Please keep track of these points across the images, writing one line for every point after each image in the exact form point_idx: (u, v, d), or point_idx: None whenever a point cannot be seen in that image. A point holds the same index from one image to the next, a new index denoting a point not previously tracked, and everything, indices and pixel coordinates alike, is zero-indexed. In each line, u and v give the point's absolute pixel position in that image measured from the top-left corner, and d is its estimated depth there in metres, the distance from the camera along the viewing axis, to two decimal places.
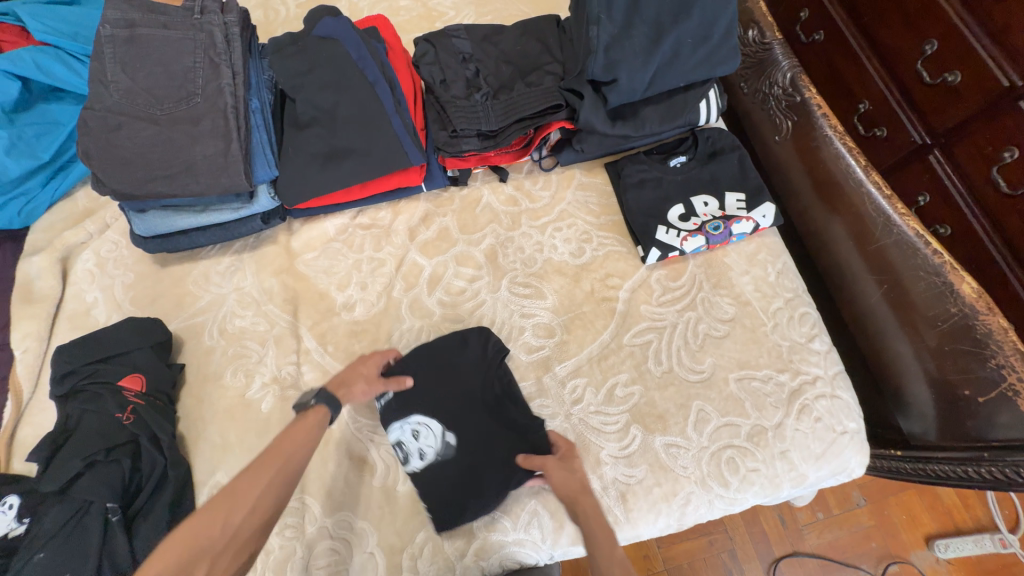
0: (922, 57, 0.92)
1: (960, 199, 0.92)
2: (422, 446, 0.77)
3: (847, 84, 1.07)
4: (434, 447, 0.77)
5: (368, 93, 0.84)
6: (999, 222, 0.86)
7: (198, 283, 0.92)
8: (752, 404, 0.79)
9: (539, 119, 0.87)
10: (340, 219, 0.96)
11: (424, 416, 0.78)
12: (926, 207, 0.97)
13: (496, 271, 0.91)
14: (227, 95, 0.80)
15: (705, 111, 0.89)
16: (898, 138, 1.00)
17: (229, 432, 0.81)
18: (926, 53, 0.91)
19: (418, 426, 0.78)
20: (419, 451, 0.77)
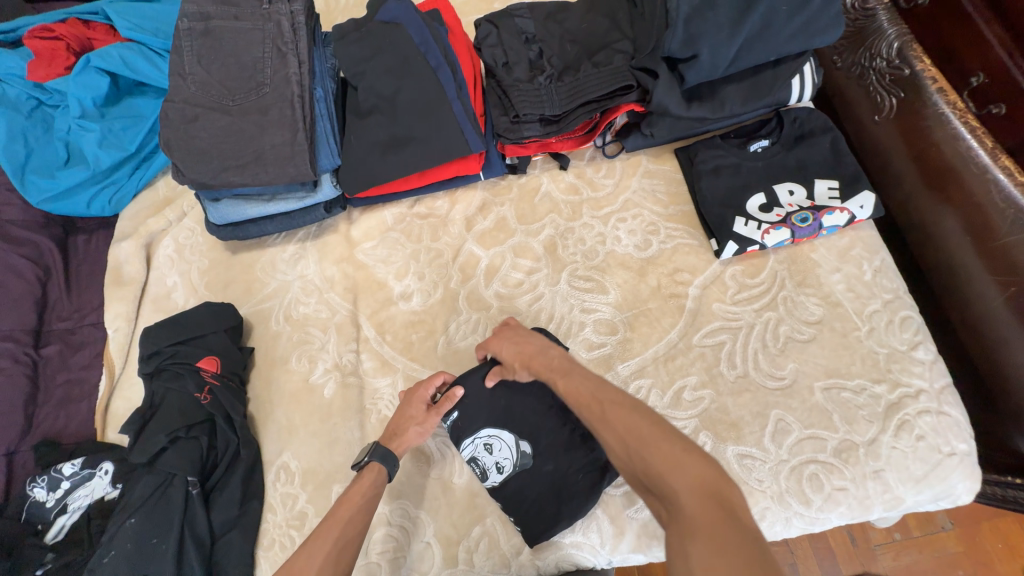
0: None
1: None
2: (498, 459, 0.75)
3: (957, 53, 0.78)
4: (511, 459, 0.75)
5: (429, 78, 0.82)
6: None
7: (265, 270, 0.95)
8: (841, 416, 0.71)
9: (607, 102, 0.81)
10: (398, 208, 0.96)
11: (492, 431, 0.76)
12: None
13: (555, 264, 0.87)
14: (294, 85, 0.81)
15: (798, 87, 0.80)
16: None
17: (294, 415, 0.84)
18: None
19: (488, 442, 0.76)
20: (496, 466, 0.75)
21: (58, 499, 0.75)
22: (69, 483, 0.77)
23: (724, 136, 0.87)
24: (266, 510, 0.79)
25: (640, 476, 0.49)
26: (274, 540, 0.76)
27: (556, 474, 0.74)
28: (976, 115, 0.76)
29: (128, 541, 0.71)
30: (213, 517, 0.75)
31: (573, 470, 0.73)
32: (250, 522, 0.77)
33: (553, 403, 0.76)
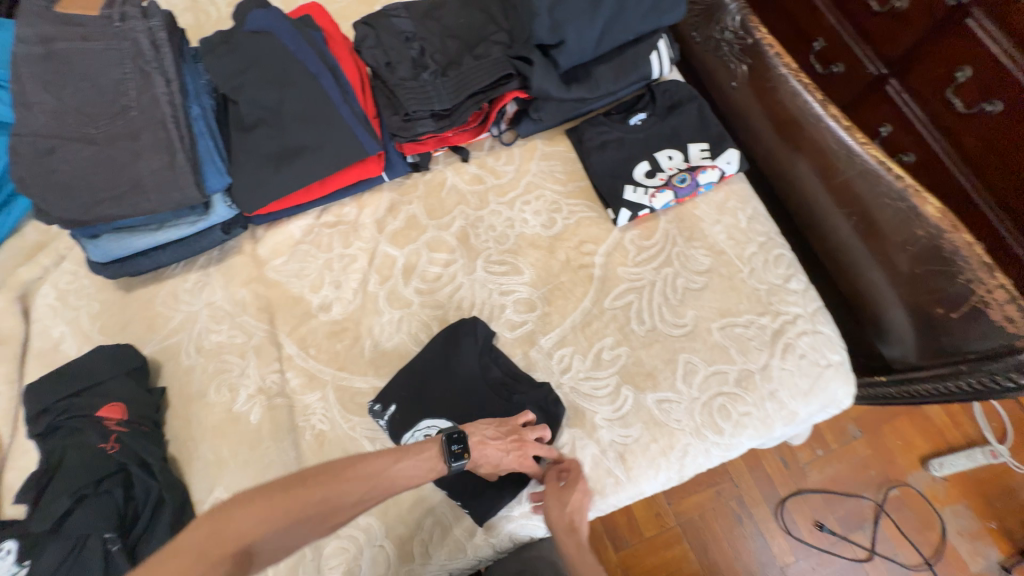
0: (814, 51, 1.17)
1: (919, 124, 1.03)
2: None
3: (804, 27, 1.18)
4: None
5: (312, 85, 0.81)
6: (958, 141, 0.97)
7: (167, 303, 0.89)
8: (737, 349, 0.80)
9: (492, 92, 0.85)
10: (304, 220, 0.94)
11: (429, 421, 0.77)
12: (891, 135, 1.09)
13: (470, 252, 0.90)
14: (164, 104, 0.77)
15: (658, 63, 0.88)
16: (855, 73, 1.11)
17: (221, 448, 0.80)
18: (817, 49, 1.16)
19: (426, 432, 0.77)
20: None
21: None
22: None
23: (606, 114, 0.93)
24: None
25: None
26: None
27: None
28: (825, 72, 1.17)
29: None
30: None
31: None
32: None
33: (483, 383, 0.79)
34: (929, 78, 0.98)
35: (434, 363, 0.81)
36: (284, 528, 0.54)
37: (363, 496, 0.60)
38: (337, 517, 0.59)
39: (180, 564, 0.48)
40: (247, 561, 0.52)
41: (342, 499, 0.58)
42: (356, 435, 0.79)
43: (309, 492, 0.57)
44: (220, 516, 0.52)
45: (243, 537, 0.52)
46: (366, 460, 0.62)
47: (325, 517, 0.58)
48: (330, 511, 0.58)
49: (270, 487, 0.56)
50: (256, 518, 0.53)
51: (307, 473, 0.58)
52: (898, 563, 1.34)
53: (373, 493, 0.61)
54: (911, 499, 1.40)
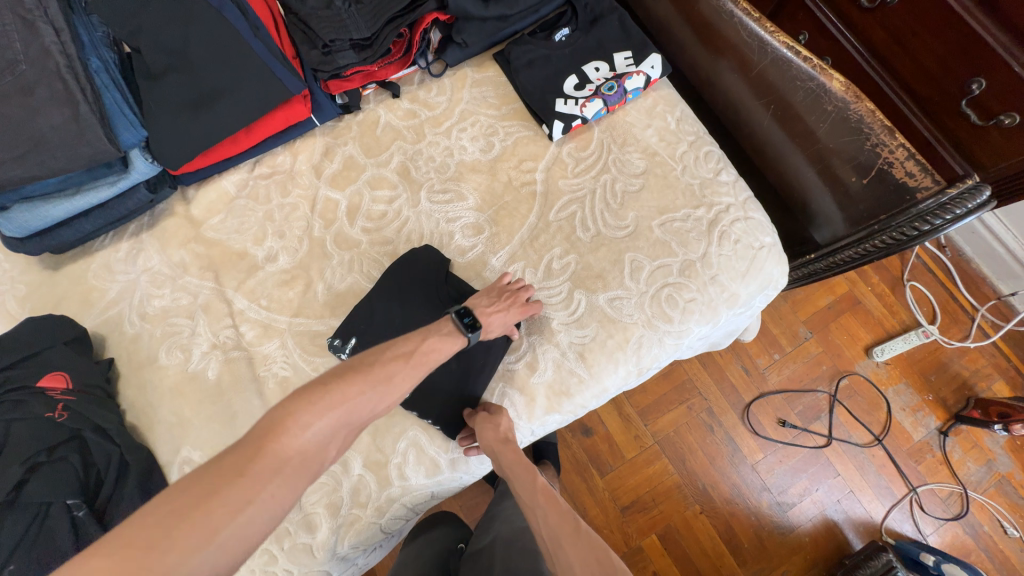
0: None
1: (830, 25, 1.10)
2: None
3: None
4: None
5: (216, 20, 0.77)
6: (864, 33, 1.04)
7: (100, 276, 0.85)
8: (677, 242, 0.84)
9: (410, 15, 0.84)
10: (237, 175, 0.91)
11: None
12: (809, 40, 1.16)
13: (412, 186, 0.89)
14: (56, 55, 0.72)
15: None
16: None
17: (183, 408, 0.79)
18: None
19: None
20: None
21: None
22: None
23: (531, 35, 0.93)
24: None
25: None
26: None
27: (460, 372, 0.80)
28: None
29: None
30: None
31: (478, 363, 0.80)
32: None
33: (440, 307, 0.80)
34: None
35: (389, 298, 0.81)
36: (341, 418, 0.52)
37: (409, 374, 0.60)
38: (391, 397, 0.58)
39: (236, 462, 0.46)
40: (312, 455, 0.49)
41: (389, 376, 0.58)
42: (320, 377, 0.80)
43: (356, 376, 0.55)
44: (279, 414, 0.49)
45: (303, 433, 0.49)
46: (398, 343, 0.62)
47: (380, 398, 0.56)
48: (385, 390, 0.57)
49: (318, 380, 0.53)
50: (311, 410, 0.50)
51: (350, 363, 0.57)
52: (852, 443, 1.47)
53: (416, 369, 0.61)
54: (860, 385, 1.53)
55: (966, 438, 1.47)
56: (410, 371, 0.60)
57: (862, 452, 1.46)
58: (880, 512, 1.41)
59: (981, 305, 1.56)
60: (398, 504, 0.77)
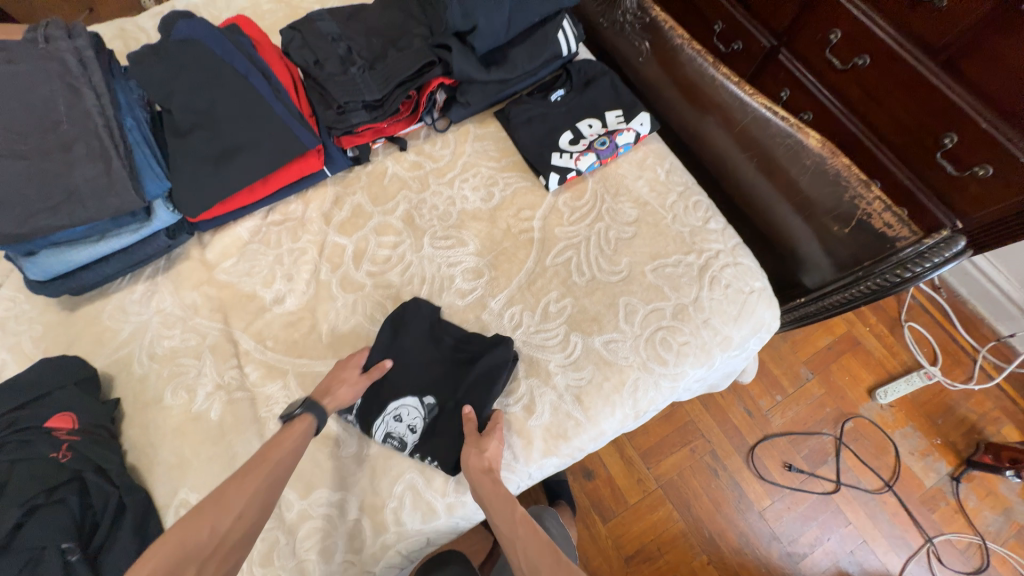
0: (716, 34, 1.51)
1: None
2: (409, 421, 0.80)
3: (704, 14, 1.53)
4: (420, 416, 0.81)
5: (242, 84, 0.83)
6: (843, 93, 1.25)
7: (115, 317, 0.88)
8: (670, 287, 0.87)
9: (419, 79, 0.91)
10: (251, 222, 0.96)
11: (396, 401, 0.82)
12: (790, 98, 1.39)
13: (415, 232, 0.94)
14: (96, 116, 0.79)
15: (565, 41, 0.92)
16: (752, 48, 1.42)
17: (184, 448, 0.79)
18: (717, 30, 1.50)
19: (399, 411, 0.81)
20: (407, 428, 0.80)
21: None
22: None
23: (531, 95, 1.01)
24: None
25: None
26: None
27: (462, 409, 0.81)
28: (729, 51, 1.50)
29: None
30: None
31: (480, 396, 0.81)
32: None
33: (440, 353, 0.84)
34: (811, 44, 1.27)
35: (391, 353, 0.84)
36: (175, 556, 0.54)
37: (253, 483, 0.63)
38: (233, 509, 0.60)
39: None
40: None
41: (220, 494, 0.61)
42: None
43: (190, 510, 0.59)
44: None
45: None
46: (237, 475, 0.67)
47: (219, 517, 0.59)
48: (223, 506, 0.60)
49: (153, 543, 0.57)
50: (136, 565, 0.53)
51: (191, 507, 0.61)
52: (862, 489, 1.43)
53: (263, 474, 0.64)
54: (866, 428, 1.50)
55: (979, 485, 1.43)
56: (254, 478, 0.64)
57: (872, 498, 1.42)
58: (895, 564, 1.35)
59: (981, 346, 1.57)
60: (393, 550, 0.76)
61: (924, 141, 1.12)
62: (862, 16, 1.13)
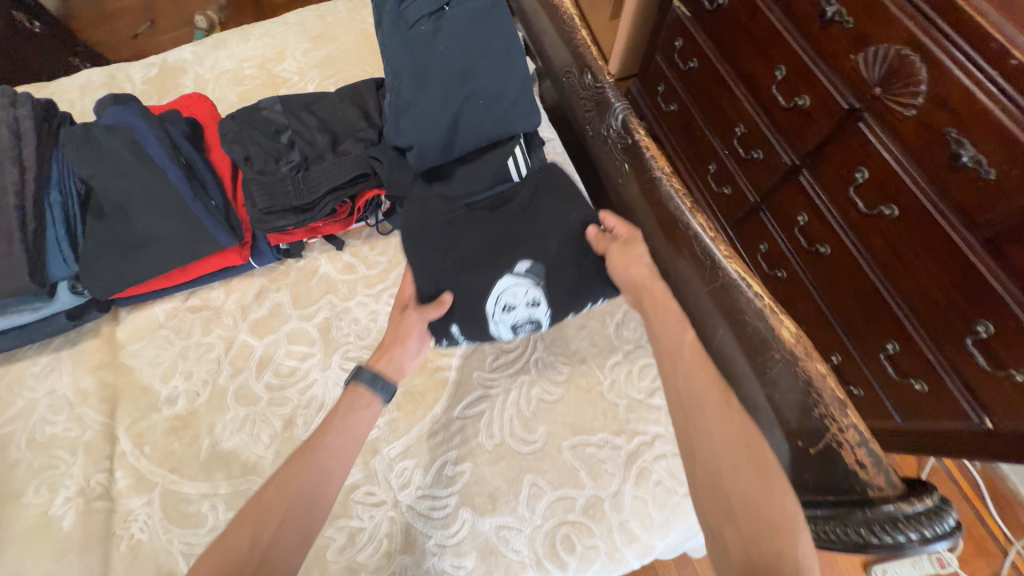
0: (737, 136, 1.36)
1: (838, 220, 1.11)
2: (523, 298, 0.76)
3: (726, 111, 1.37)
4: (528, 289, 0.76)
5: (162, 182, 0.80)
6: (867, 239, 1.07)
7: (10, 388, 0.85)
8: (587, 472, 0.74)
9: (352, 188, 0.84)
10: (169, 303, 0.92)
11: (494, 294, 0.76)
12: (807, 224, 1.22)
13: (328, 347, 0.86)
14: (11, 194, 0.76)
15: (516, 167, 0.82)
16: (772, 160, 1.26)
17: (27, 557, 0.74)
18: (739, 133, 1.35)
19: (502, 299, 0.76)
20: (528, 300, 0.76)
21: None
22: None
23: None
24: None
25: (721, 510, 0.57)
26: None
27: (560, 259, 0.78)
28: (748, 156, 1.34)
29: None
30: None
31: (571, 220, 0.79)
32: None
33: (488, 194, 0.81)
34: (835, 176, 1.10)
35: (442, 268, 0.76)
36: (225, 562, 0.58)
37: (291, 491, 0.63)
38: None
39: None
40: None
41: None
42: (172, 549, 0.74)
43: None
44: None
45: None
46: None
47: None
48: None
49: None
50: None
51: None
52: None
53: None
54: None
55: None
56: None
57: None
58: None
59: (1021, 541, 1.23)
60: None
61: (954, 319, 0.94)
62: (894, 163, 0.96)
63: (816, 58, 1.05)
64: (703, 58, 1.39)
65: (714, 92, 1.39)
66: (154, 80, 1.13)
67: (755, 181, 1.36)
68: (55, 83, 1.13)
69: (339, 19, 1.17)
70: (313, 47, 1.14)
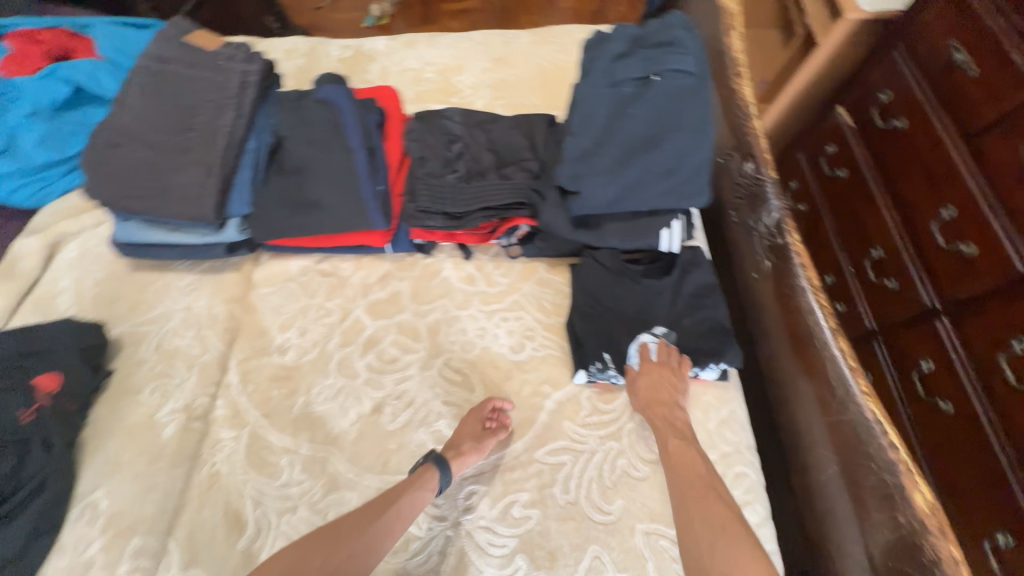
0: (870, 257, 1.28)
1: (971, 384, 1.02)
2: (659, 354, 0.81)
3: (866, 230, 1.30)
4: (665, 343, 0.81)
5: (345, 158, 0.87)
6: (1008, 415, 0.95)
7: (157, 293, 0.96)
8: (656, 565, 0.70)
9: (504, 212, 0.88)
10: (304, 261, 0.99)
11: (635, 341, 0.82)
12: (931, 373, 1.10)
13: (432, 347, 0.89)
14: (223, 134, 0.87)
15: (667, 238, 0.83)
16: (908, 295, 1.18)
17: (126, 451, 0.81)
18: (874, 256, 1.27)
19: (642, 346, 0.82)
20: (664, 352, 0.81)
21: None
22: None
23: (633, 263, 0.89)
24: (55, 552, 0.74)
25: None
26: None
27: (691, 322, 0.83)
28: (880, 283, 1.25)
29: None
30: None
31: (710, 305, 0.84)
32: (27, 562, 0.72)
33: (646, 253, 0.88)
34: (985, 336, 1.00)
35: (600, 287, 0.86)
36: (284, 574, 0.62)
37: (364, 530, 0.67)
38: None
39: None
40: None
41: None
42: (245, 490, 0.79)
43: None
44: None
45: None
46: None
47: None
48: None
49: None
50: None
51: None
52: None
53: None
54: None
55: None
56: None
57: None
58: None
59: None
60: None
61: None
62: None
63: (999, 211, 0.99)
64: (854, 171, 1.34)
65: (857, 206, 1.33)
66: (347, 61, 1.26)
67: (877, 309, 1.26)
68: (268, 44, 1.30)
69: (521, 49, 1.25)
70: (491, 69, 1.22)
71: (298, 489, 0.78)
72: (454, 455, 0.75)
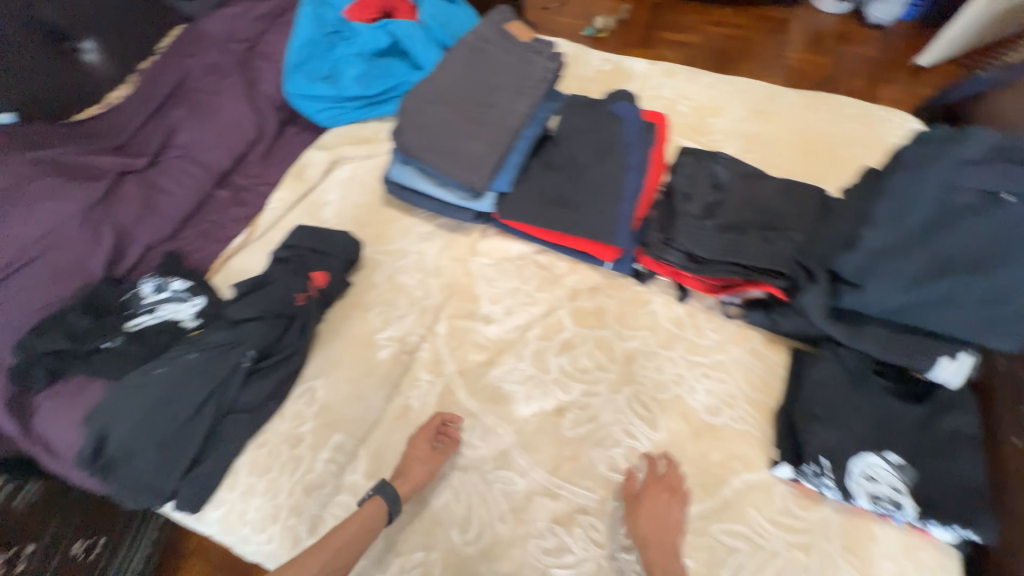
0: None
1: None
2: (885, 487, 0.71)
3: None
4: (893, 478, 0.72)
5: (618, 172, 0.92)
6: None
7: (399, 231, 1.08)
8: None
9: (753, 274, 0.85)
10: (525, 247, 1.05)
11: (859, 461, 0.73)
12: None
13: (625, 374, 0.90)
14: (515, 118, 0.96)
15: (943, 368, 0.73)
16: None
17: (344, 356, 0.93)
18: None
19: (866, 470, 0.73)
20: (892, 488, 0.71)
21: (152, 300, 0.93)
22: (167, 293, 0.94)
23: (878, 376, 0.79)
24: (277, 416, 0.88)
25: None
26: (269, 442, 0.85)
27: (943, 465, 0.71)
28: None
29: (183, 368, 0.83)
30: (243, 394, 0.86)
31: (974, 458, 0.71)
32: (261, 415, 0.87)
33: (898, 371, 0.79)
34: None
35: (834, 387, 0.79)
36: None
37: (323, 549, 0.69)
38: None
39: None
40: None
41: None
42: None
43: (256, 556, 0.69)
44: None
45: None
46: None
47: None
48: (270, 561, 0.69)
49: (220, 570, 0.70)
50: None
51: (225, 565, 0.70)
52: None
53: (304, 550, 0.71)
54: None
55: None
56: None
57: None
58: None
59: None
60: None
61: None
62: None
63: None
64: None
65: None
66: (607, 74, 1.31)
67: None
68: None
69: (787, 107, 1.20)
70: (749, 119, 1.19)
71: (474, 453, 0.84)
72: (400, 479, 0.78)
